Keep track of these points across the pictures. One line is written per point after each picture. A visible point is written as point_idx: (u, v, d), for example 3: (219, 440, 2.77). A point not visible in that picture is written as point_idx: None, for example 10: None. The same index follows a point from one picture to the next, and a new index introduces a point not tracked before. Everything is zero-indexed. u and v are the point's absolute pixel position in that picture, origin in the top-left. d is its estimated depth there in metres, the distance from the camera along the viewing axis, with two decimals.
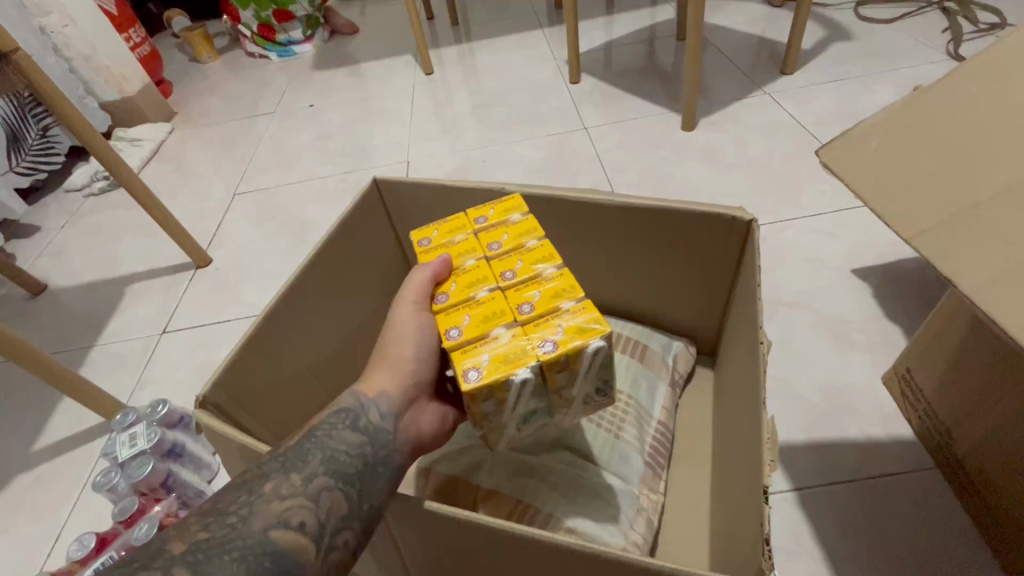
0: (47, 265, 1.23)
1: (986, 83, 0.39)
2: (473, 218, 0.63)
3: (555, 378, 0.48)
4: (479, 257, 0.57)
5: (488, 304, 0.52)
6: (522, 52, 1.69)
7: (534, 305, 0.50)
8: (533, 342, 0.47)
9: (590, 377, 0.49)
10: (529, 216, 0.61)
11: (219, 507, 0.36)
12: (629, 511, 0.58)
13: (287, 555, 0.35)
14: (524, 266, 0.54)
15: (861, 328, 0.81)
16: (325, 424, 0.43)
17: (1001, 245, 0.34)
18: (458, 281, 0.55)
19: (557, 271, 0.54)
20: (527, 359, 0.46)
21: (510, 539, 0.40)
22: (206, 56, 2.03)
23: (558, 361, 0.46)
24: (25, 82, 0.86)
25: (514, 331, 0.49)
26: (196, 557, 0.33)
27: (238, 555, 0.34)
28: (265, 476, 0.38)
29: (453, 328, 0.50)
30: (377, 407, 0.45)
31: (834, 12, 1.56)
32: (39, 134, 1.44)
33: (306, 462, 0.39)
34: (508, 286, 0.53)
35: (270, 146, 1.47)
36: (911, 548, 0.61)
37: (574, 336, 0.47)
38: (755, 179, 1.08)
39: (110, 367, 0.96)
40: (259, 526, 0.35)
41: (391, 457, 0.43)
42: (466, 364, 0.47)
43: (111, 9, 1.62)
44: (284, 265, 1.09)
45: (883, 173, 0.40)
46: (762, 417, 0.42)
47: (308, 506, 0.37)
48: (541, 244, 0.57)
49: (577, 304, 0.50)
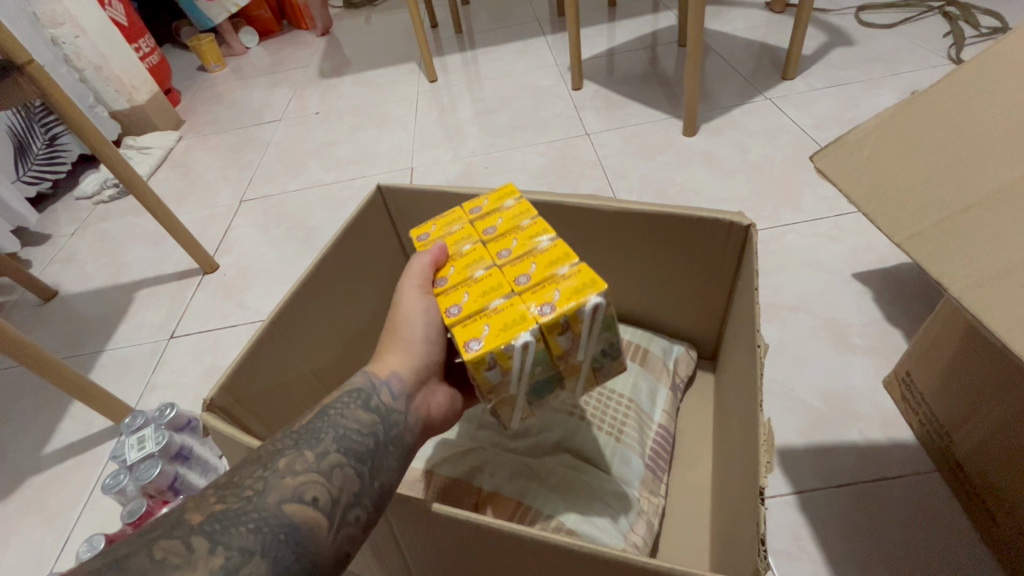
0: (58, 271, 1.25)
1: (976, 90, 0.40)
2: (469, 210, 0.64)
3: (556, 342, 0.49)
4: (475, 241, 0.58)
5: (485, 280, 0.53)
6: (525, 59, 1.71)
7: (530, 276, 0.51)
8: (530, 307, 0.48)
9: (592, 340, 0.50)
10: (522, 200, 0.62)
11: (234, 481, 0.36)
12: (629, 512, 0.58)
13: (301, 528, 0.34)
14: (519, 244, 0.55)
15: (862, 331, 0.81)
16: (338, 403, 0.42)
17: (989, 249, 0.34)
18: (456, 265, 0.56)
19: (551, 243, 0.54)
20: (526, 322, 0.47)
21: (509, 539, 0.40)
22: (214, 64, 2.05)
23: (559, 323, 0.47)
24: (38, 92, 0.88)
25: (511, 299, 0.49)
26: (213, 527, 0.33)
27: (253, 526, 0.33)
28: (278, 453, 0.38)
29: (453, 306, 0.51)
30: (389, 388, 0.45)
31: (836, 18, 1.57)
32: (46, 143, 1.47)
33: (319, 440, 0.39)
34: (504, 263, 0.54)
35: (277, 153, 1.49)
36: (911, 550, 0.61)
37: (571, 298, 0.47)
38: (755, 183, 1.09)
39: (119, 372, 0.97)
40: (274, 499, 0.35)
41: (401, 437, 0.43)
42: (468, 336, 0.47)
43: (121, 20, 1.65)
44: (290, 271, 1.10)
45: (876, 179, 0.41)
46: (760, 419, 0.43)
47: (322, 481, 0.37)
48: (535, 223, 0.58)
49: (571, 268, 0.51)
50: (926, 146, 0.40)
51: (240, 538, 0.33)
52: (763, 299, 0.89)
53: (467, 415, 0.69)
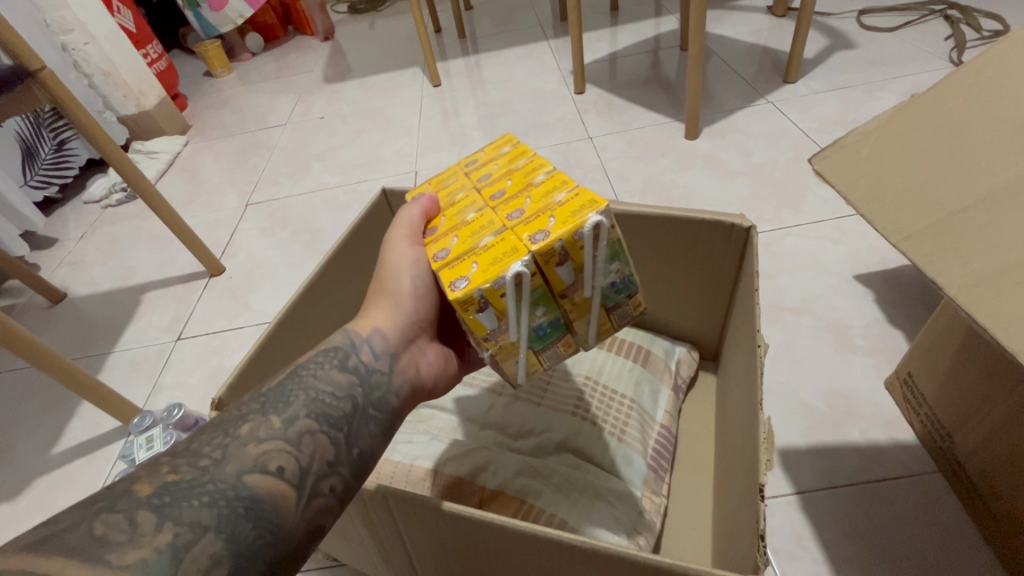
0: (67, 274, 1.27)
1: (972, 93, 0.41)
2: (465, 164, 0.64)
3: (556, 275, 0.46)
4: (469, 190, 0.58)
5: (476, 221, 0.51)
6: (528, 63, 1.72)
7: (524, 210, 0.49)
8: (522, 237, 0.45)
9: (598, 271, 0.47)
10: (520, 146, 0.62)
11: (191, 449, 0.36)
12: (624, 504, 0.59)
13: (261, 496, 0.35)
14: (514, 184, 0.54)
15: (863, 332, 0.82)
16: (312, 364, 0.44)
17: (986, 248, 0.35)
18: (447, 214, 0.55)
19: (548, 177, 0.52)
20: (518, 253, 0.44)
21: (511, 535, 0.41)
22: (220, 70, 2.07)
23: (554, 250, 0.44)
24: (49, 97, 0.89)
25: (503, 234, 0.47)
26: (162, 500, 0.32)
27: (207, 499, 0.33)
28: (243, 418, 0.39)
29: (442, 250, 0.50)
30: (370, 347, 0.47)
31: (838, 21, 1.58)
32: (55, 148, 1.48)
33: (288, 405, 0.40)
34: (497, 203, 0.52)
35: (282, 157, 1.50)
36: (912, 551, 0.61)
37: (566, 223, 0.44)
38: (757, 186, 1.10)
39: (127, 373, 0.98)
40: (233, 470, 0.35)
41: (383, 400, 0.45)
42: (454, 276, 0.46)
43: (129, 26, 1.67)
44: (295, 273, 1.11)
45: (874, 180, 0.42)
46: (759, 417, 0.44)
47: (289, 448, 0.38)
48: (531, 163, 0.56)
49: (568, 194, 0.48)
50: (925, 146, 0.41)
51: (191, 512, 0.32)
52: (764, 301, 0.89)
53: (469, 416, 0.70)
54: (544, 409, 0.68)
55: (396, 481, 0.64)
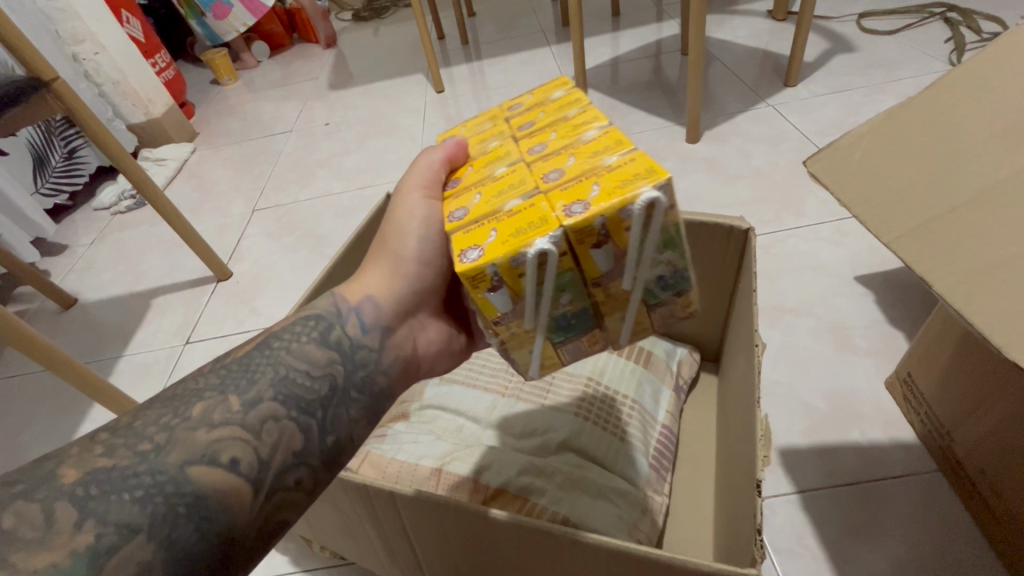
0: (78, 279, 1.29)
1: (962, 97, 0.42)
2: (510, 110, 0.62)
3: (591, 258, 0.41)
4: (504, 141, 0.56)
5: (506, 179, 0.48)
6: (531, 69, 1.74)
7: (563, 172, 0.45)
8: (557, 208, 0.41)
9: (643, 261, 0.42)
10: (573, 92, 0.59)
11: (132, 428, 0.37)
12: (612, 500, 0.60)
13: (206, 488, 0.35)
14: (557, 138, 0.51)
15: (863, 333, 0.82)
16: (285, 337, 0.45)
17: (976, 247, 0.36)
18: (475, 167, 0.54)
19: (600, 133, 0.49)
20: (548, 226, 0.40)
21: (517, 530, 0.42)
22: (227, 77, 2.10)
23: (592, 228, 0.40)
24: (63, 107, 0.91)
25: (532, 199, 0.44)
26: (88, 492, 0.33)
27: (139, 496, 0.34)
28: (199, 395, 0.40)
29: (461, 211, 0.47)
30: (358, 318, 0.48)
31: (837, 25, 1.59)
32: (65, 156, 1.51)
33: (253, 386, 0.41)
34: (534, 160, 0.49)
35: (288, 163, 1.52)
36: (912, 549, 0.61)
37: (613, 195, 0.40)
38: (758, 188, 1.10)
39: (136, 376, 1.00)
40: (176, 460, 0.36)
41: (367, 380, 0.46)
42: (468, 244, 0.42)
43: (138, 36, 1.70)
44: (300, 278, 1.13)
45: (867, 182, 0.42)
46: (756, 416, 0.45)
47: (246, 437, 0.38)
48: (582, 115, 0.53)
49: (619, 159, 0.44)
50: (917, 148, 0.42)
51: (119, 510, 0.33)
52: (765, 302, 0.90)
53: (474, 414, 0.72)
54: (546, 411, 0.69)
55: (401, 480, 0.64)
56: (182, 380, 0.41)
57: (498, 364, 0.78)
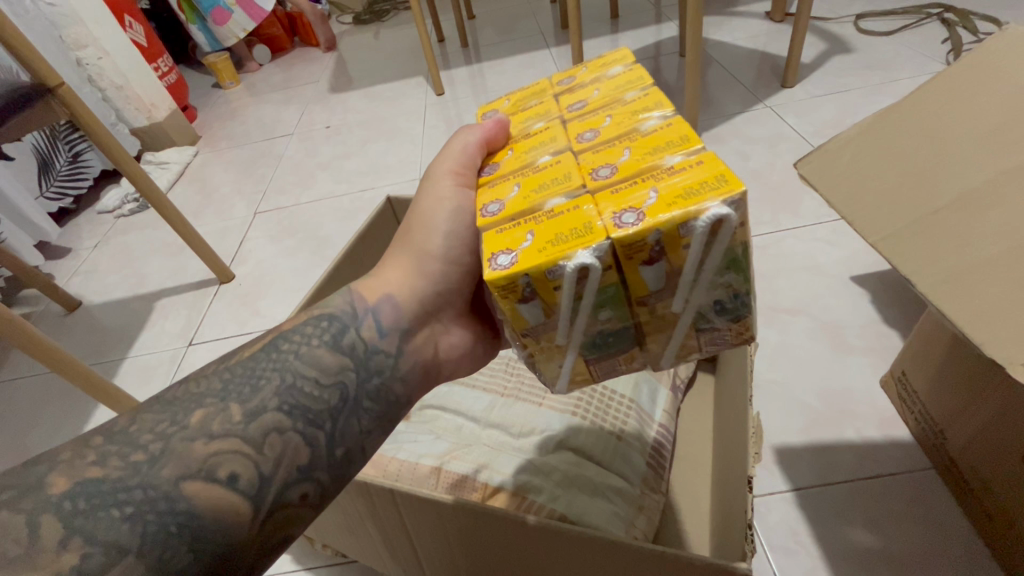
0: (81, 283, 1.30)
1: (946, 100, 0.43)
2: (564, 85, 0.61)
3: (640, 275, 0.40)
4: (553, 123, 0.55)
5: (550, 172, 0.47)
6: (530, 71, 1.75)
7: (616, 170, 0.44)
8: (605, 214, 0.40)
9: (699, 285, 0.40)
10: (632, 69, 0.58)
11: (128, 436, 0.38)
12: (611, 501, 0.60)
13: (200, 504, 0.36)
14: (610, 126, 0.50)
15: (859, 332, 0.83)
16: (292, 341, 0.46)
17: (957, 247, 0.37)
18: (517, 151, 0.53)
19: (665, 121, 0.48)
20: (596, 237, 0.39)
21: (514, 526, 0.44)
22: (229, 81, 2.11)
23: (647, 243, 0.38)
24: (68, 113, 0.93)
25: (576, 200, 0.43)
26: (78, 506, 0.34)
27: (130, 513, 0.34)
28: (200, 402, 0.41)
29: (496, 204, 0.46)
30: (374, 321, 0.48)
31: (835, 26, 1.60)
32: (69, 160, 1.53)
33: (257, 395, 0.42)
34: (585, 150, 0.48)
35: (290, 166, 1.54)
36: (905, 547, 0.62)
37: (672, 206, 0.38)
38: (755, 189, 1.11)
39: (139, 378, 1.01)
40: (171, 474, 0.36)
41: (378, 390, 0.47)
42: (502, 248, 0.41)
43: (140, 40, 1.71)
44: (301, 281, 1.14)
45: (855, 184, 0.43)
46: (749, 413, 0.46)
47: (247, 451, 0.39)
48: (642, 100, 0.52)
49: (680, 162, 0.42)
50: (903, 151, 0.43)
51: (108, 527, 0.33)
52: (762, 302, 0.91)
53: (478, 411, 0.72)
54: (546, 411, 0.70)
55: (402, 479, 0.65)
56: (185, 384, 0.42)
57: (495, 364, 0.79)
